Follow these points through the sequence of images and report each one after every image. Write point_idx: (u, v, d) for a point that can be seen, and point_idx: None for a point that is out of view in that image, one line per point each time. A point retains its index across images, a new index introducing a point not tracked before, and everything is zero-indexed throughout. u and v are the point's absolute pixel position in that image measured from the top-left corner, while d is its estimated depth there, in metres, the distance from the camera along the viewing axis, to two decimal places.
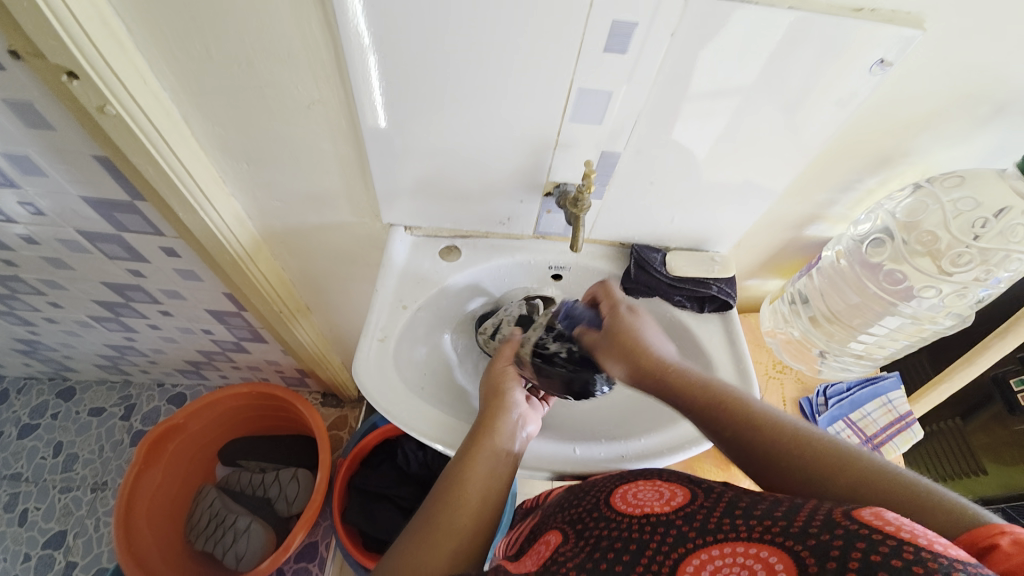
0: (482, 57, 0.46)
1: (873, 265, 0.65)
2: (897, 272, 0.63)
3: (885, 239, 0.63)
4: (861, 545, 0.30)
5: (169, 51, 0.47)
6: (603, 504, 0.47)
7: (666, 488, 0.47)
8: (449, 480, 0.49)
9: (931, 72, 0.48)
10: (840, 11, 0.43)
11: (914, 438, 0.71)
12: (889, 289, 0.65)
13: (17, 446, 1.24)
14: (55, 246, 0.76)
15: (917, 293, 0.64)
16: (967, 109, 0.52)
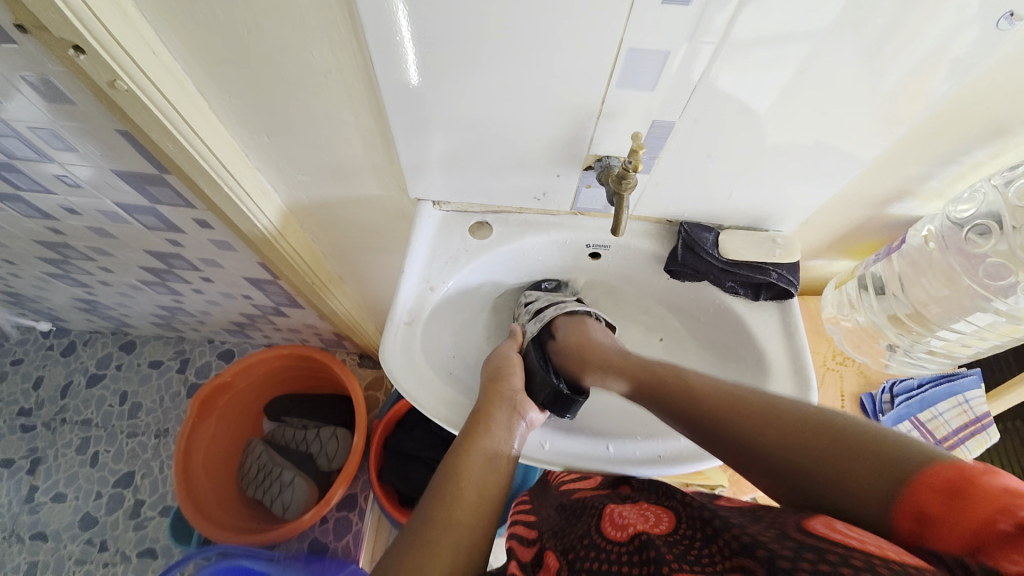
0: (515, 11, 0.39)
1: (973, 255, 0.55)
2: (1002, 266, 0.54)
3: (993, 227, 0.53)
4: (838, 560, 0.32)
5: (176, 19, 0.43)
6: (594, 530, 0.46)
7: (653, 513, 0.46)
8: (455, 453, 0.49)
9: None
10: None
11: (989, 442, 0.64)
12: (986, 283, 0.56)
13: (87, 394, 1.35)
14: (96, 217, 0.77)
15: (1020, 290, 0.55)
16: None
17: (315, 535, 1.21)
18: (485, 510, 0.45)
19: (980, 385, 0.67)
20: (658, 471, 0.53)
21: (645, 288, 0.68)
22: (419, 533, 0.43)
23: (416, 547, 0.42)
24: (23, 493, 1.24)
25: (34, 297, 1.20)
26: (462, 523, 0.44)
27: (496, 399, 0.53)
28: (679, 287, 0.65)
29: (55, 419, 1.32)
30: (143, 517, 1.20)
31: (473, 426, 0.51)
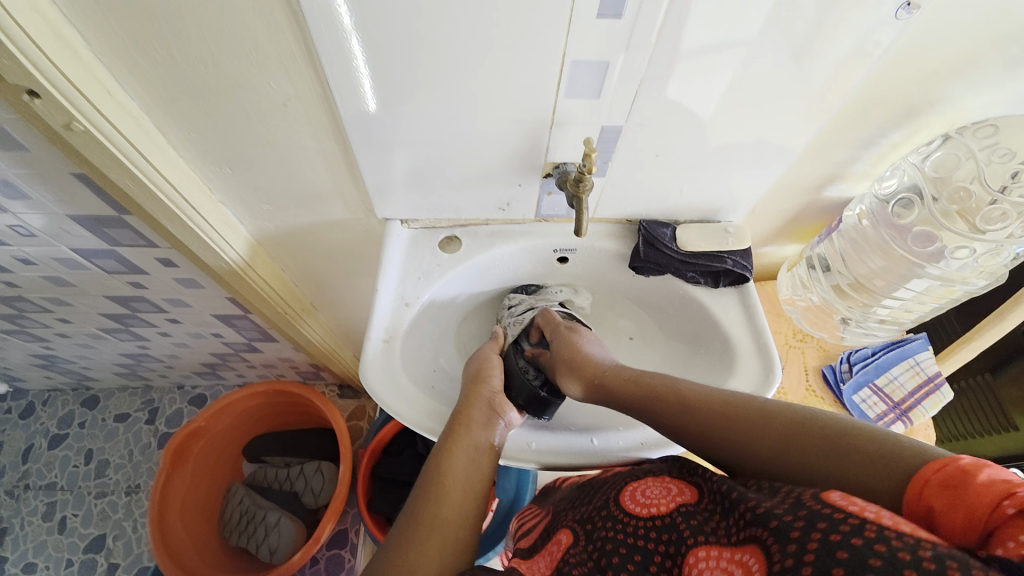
0: (464, 32, 0.42)
1: (901, 226, 0.60)
2: (928, 233, 0.59)
3: (914, 199, 0.58)
4: (822, 526, 0.33)
5: (130, 58, 0.43)
6: (614, 503, 0.48)
7: (674, 485, 0.47)
8: (439, 452, 0.49)
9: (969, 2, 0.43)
10: None
11: (944, 401, 0.69)
12: (917, 250, 0.60)
13: (49, 456, 1.28)
14: (52, 265, 0.75)
15: (948, 254, 0.59)
16: (1001, 52, 0.47)
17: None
18: (470, 504, 0.46)
19: (928, 347, 0.72)
20: (642, 457, 0.54)
21: (614, 286, 0.71)
22: (407, 533, 0.43)
23: (406, 547, 0.42)
24: None
25: None
26: (448, 520, 0.45)
27: (473, 400, 0.54)
28: (645, 282, 0.68)
29: (16, 486, 1.24)
30: None
31: (453, 425, 0.51)
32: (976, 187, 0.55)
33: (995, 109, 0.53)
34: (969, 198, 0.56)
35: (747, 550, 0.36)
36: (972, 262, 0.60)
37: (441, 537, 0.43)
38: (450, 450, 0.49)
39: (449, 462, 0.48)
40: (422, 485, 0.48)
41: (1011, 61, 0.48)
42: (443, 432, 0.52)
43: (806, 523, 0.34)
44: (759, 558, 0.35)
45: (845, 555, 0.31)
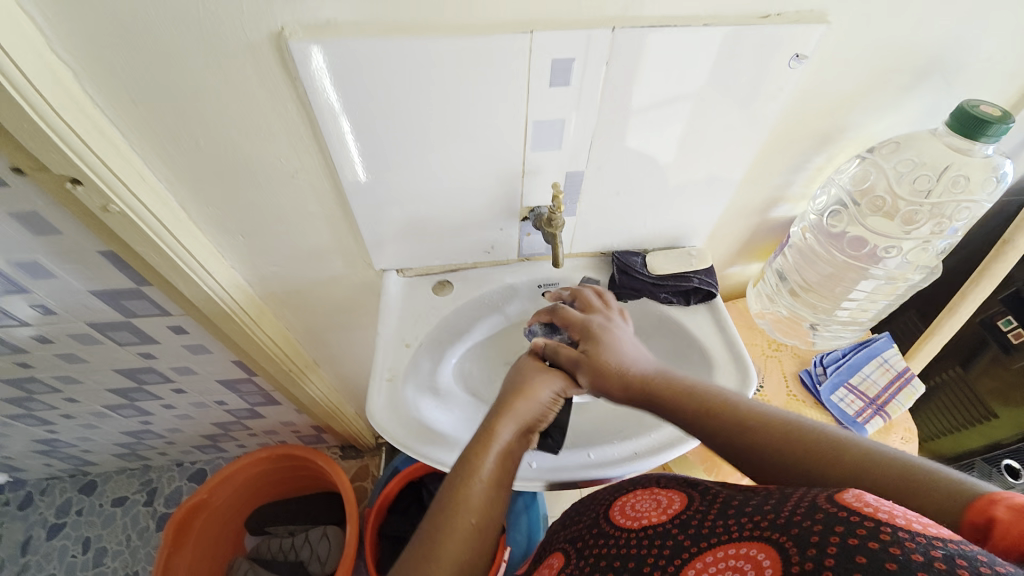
0: (440, 107, 0.50)
1: (836, 233, 0.69)
2: (858, 237, 0.68)
3: (841, 209, 0.67)
4: (840, 530, 0.32)
5: (163, 148, 0.51)
6: (604, 520, 0.50)
7: (664, 496, 0.49)
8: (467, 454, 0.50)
9: (854, 47, 0.50)
10: (749, 18, 0.47)
11: (917, 393, 0.73)
12: (854, 254, 0.69)
13: (48, 547, 1.23)
14: (67, 342, 0.79)
15: (881, 254, 0.68)
16: (893, 82, 0.55)
17: None
18: (486, 506, 0.48)
19: (893, 345, 0.78)
20: (636, 466, 0.59)
21: None
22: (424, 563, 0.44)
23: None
24: None
25: None
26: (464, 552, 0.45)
27: (503, 414, 0.54)
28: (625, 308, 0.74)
29: None
30: None
31: (482, 430, 0.52)
32: (890, 196, 0.64)
33: (898, 131, 0.61)
34: (885, 205, 0.64)
35: (761, 548, 0.35)
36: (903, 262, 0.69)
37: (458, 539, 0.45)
38: (471, 481, 0.48)
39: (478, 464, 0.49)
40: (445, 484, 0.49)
41: (897, 93, 0.56)
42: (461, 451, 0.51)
43: (821, 524, 0.33)
44: (773, 556, 0.34)
45: (864, 561, 0.30)
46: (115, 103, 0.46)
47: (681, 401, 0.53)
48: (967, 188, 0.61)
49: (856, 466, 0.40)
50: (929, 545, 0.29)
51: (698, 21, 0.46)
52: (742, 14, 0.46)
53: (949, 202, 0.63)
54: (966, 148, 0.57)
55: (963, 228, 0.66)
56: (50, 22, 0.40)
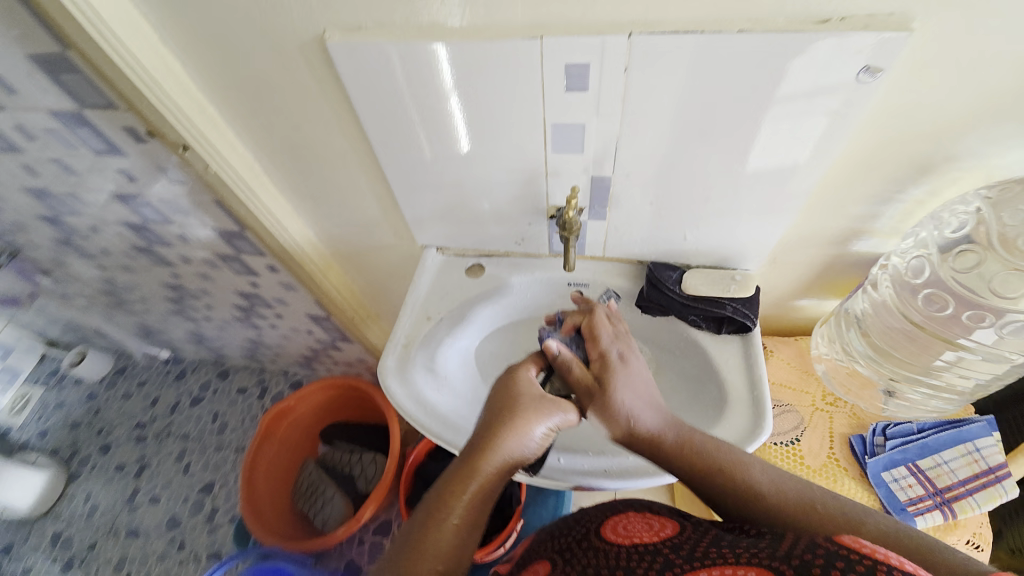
0: (465, 102, 0.51)
1: (912, 289, 0.58)
2: (938, 298, 0.57)
3: (926, 259, 0.56)
4: (839, 561, 0.34)
5: (248, 128, 0.62)
6: (594, 534, 0.49)
7: (657, 522, 0.49)
8: (460, 469, 0.49)
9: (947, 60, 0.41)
10: (800, 23, 0.40)
11: (1005, 498, 0.59)
12: (933, 316, 0.58)
13: (189, 413, 1.58)
14: (200, 263, 1.00)
15: (967, 321, 0.56)
16: (1012, 115, 0.44)
17: (353, 558, 1.21)
18: (472, 529, 0.46)
19: (992, 433, 0.63)
20: (602, 482, 0.59)
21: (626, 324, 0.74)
22: None
23: None
24: (125, 495, 1.42)
25: (159, 330, 1.49)
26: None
27: (486, 437, 0.52)
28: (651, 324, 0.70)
29: (163, 432, 1.54)
30: (216, 522, 1.35)
31: (473, 450, 0.51)
32: (983, 251, 0.53)
33: None
34: (978, 261, 0.53)
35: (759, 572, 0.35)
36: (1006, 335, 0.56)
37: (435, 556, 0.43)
38: (441, 510, 0.46)
39: (462, 488, 0.48)
40: (433, 495, 0.48)
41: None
42: (443, 475, 0.50)
43: (825, 560, 0.34)
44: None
45: None
46: (208, 89, 0.58)
47: (687, 457, 0.51)
48: None
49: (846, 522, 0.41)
50: None
51: (732, 29, 0.41)
52: (793, 18, 0.40)
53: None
54: None
55: None
56: (160, 24, 0.52)
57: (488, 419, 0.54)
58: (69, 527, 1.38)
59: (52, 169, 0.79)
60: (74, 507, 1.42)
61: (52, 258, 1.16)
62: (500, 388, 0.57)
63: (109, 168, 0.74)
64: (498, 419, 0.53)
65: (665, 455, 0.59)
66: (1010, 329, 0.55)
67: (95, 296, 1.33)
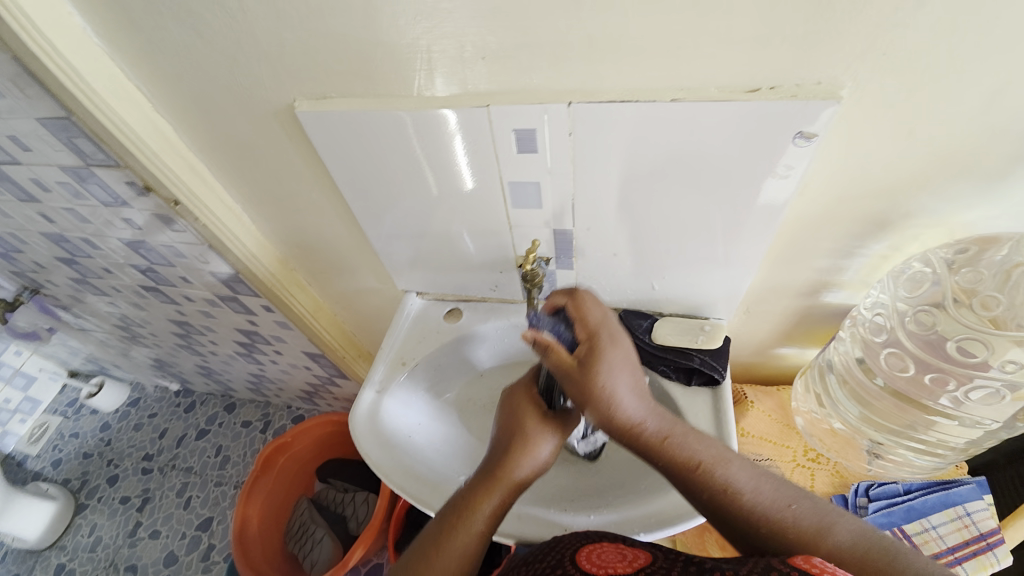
0: (433, 158, 0.54)
1: (874, 344, 0.58)
2: (900, 358, 0.56)
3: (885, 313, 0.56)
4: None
5: (235, 181, 0.67)
6: (569, 562, 0.44)
7: (629, 551, 0.46)
8: (474, 488, 0.51)
9: (880, 124, 0.42)
10: (730, 92, 0.42)
11: (994, 567, 0.57)
12: (897, 374, 0.57)
13: (194, 445, 1.59)
14: (202, 302, 1.05)
15: (931, 382, 0.55)
16: (966, 167, 0.43)
17: None
18: (477, 550, 0.48)
19: (982, 496, 0.60)
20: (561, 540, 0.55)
21: None
22: None
23: None
24: (127, 528, 1.44)
25: (168, 363, 1.53)
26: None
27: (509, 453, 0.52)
28: None
29: (167, 464, 1.56)
30: (211, 560, 1.35)
31: (481, 479, 0.52)
32: (937, 313, 0.53)
33: (992, 223, 0.47)
34: (935, 320, 0.53)
35: None
36: (974, 402, 0.54)
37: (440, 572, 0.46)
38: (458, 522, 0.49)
39: (473, 509, 0.49)
40: (444, 511, 0.50)
41: (980, 176, 0.44)
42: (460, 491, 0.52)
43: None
44: None
45: None
46: (196, 146, 0.64)
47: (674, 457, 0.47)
48: None
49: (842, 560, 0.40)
50: None
51: (665, 97, 0.43)
52: (725, 87, 0.42)
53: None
54: None
55: None
56: (152, 92, 0.58)
57: (503, 444, 0.54)
58: (72, 560, 1.40)
59: (69, 217, 0.85)
60: (79, 538, 1.44)
61: (72, 295, 1.23)
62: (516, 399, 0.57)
63: (115, 217, 0.80)
64: (514, 446, 0.53)
65: (629, 511, 0.56)
66: (976, 395, 0.54)
67: (110, 330, 1.39)
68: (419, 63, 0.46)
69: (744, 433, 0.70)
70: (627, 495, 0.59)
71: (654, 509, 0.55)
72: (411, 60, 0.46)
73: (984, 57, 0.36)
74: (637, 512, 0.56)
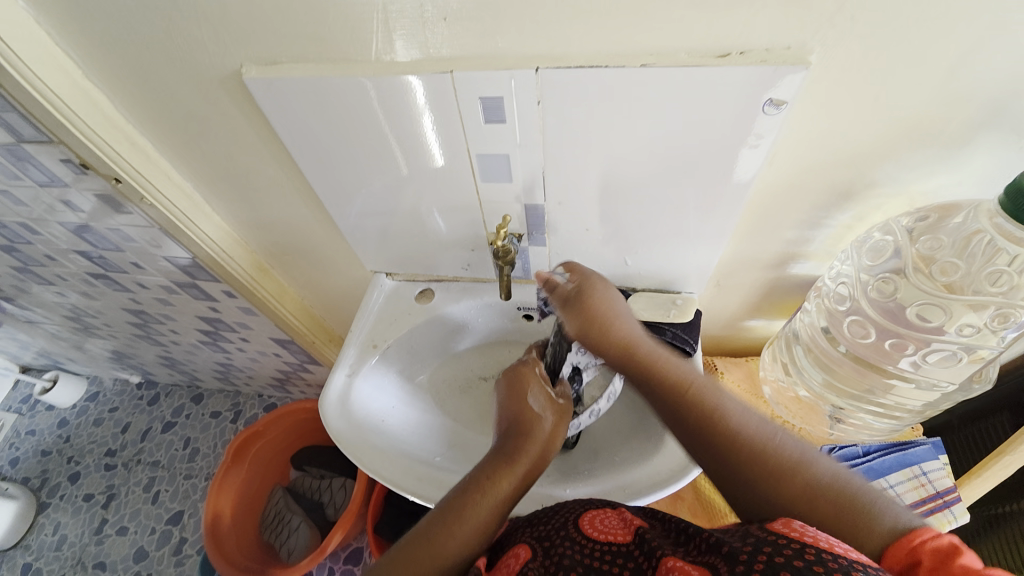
0: (397, 129, 0.51)
1: (837, 314, 0.60)
2: (862, 325, 0.57)
3: (850, 283, 0.57)
4: (769, 550, 0.34)
5: (184, 157, 0.62)
6: (571, 526, 0.45)
7: (630, 517, 0.46)
8: (493, 466, 0.51)
9: (848, 90, 0.41)
10: (700, 58, 0.41)
11: (952, 524, 0.60)
12: (859, 341, 0.59)
13: (160, 438, 1.53)
14: (158, 289, 0.99)
15: (890, 348, 0.57)
16: (929, 135, 0.44)
17: None
18: (495, 522, 0.48)
19: (937, 455, 0.64)
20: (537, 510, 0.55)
21: None
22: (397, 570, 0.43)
23: None
24: (93, 526, 1.39)
25: (127, 354, 1.46)
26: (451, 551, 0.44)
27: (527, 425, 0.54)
28: None
29: (132, 459, 1.50)
30: (185, 554, 1.32)
31: (500, 451, 0.52)
32: (899, 279, 0.54)
33: (951, 191, 0.48)
34: (895, 287, 0.54)
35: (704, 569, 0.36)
36: (931, 364, 0.56)
37: (463, 529, 0.46)
38: (479, 487, 0.49)
39: (496, 484, 0.49)
40: (465, 484, 0.50)
41: (942, 144, 0.44)
42: (482, 462, 0.52)
43: (754, 548, 0.34)
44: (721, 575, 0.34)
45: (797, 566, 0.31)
46: (137, 120, 0.59)
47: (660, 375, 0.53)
48: (1005, 286, 0.49)
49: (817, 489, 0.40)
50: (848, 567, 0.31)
51: (635, 62, 0.42)
52: (695, 52, 0.41)
53: (988, 300, 0.50)
54: (1017, 237, 0.45)
55: (1014, 337, 0.53)
56: (81, 57, 0.52)
57: (520, 416, 0.55)
58: (38, 560, 1.34)
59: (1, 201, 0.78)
60: (42, 538, 1.38)
61: (14, 286, 1.15)
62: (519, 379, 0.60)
63: (55, 201, 0.74)
64: (529, 421, 0.55)
65: (604, 483, 0.57)
66: (933, 357, 0.56)
67: (59, 322, 1.31)
68: (377, 22, 0.43)
69: None
70: (602, 468, 0.60)
71: (629, 481, 0.56)
72: (367, 20, 0.43)
73: (954, 17, 0.36)
74: (612, 484, 0.57)
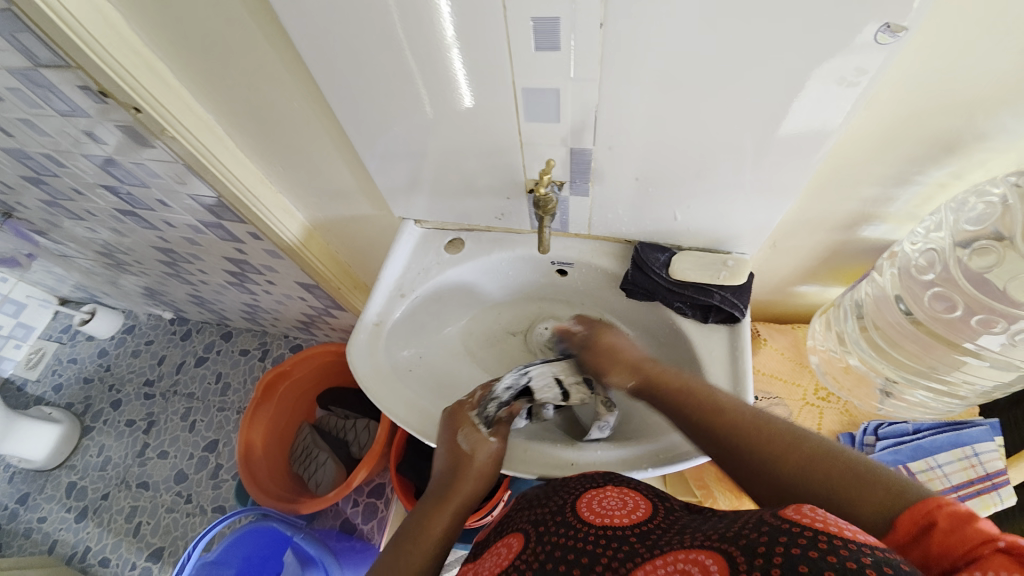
0: (433, 56, 0.46)
1: (921, 282, 0.54)
2: (947, 297, 0.53)
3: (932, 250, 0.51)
4: (783, 540, 0.32)
5: (203, 85, 0.58)
6: (569, 510, 0.45)
7: (632, 497, 0.45)
8: (425, 512, 0.52)
9: (976, 16, 0.34)
10: None
11: (998, 506, 0.58)
12: (940, 315, 0.54)
13: (193, 372, 1.60)
14: (185, 228, 0.98)
15: (978, 323, 0.52)
16: None
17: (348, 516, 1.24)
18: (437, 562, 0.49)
19: (993, 437, 0.60)
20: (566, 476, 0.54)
21: (613, 305, 0.70)
22: None
23: None
24: (135, 449, 1.48)
25: (159, 291, 1.49)
26: None
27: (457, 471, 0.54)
28: (638, 307, 0.66)
29: (169, 390, 1.57)
30: (221, 479, 1.40)
31: (436, 502, 0.52)
32: (1005, 249, 0.48)
33: None
34: (995, 254, 0.48)
35: (708, 554, 0.35)
36: (1016, 342, 0.52)
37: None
38: (414, 541, 0.49)
39: (427, 529, 0.50)
40: (398, 537, 0.50)
41: None
42: (419, 510, 0.52)
43: (768, 537, 0.32)
44: (721, 562, 0.33)
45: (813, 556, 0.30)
46: (153, 40, 0.54)
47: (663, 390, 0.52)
48: None
49: (815, 459, 0.39)
50: (863, 552, 0.29)
51: None
52: None
53: None
54: None
55: None
56: None
57: (453, 460, 0.54)
58: (84, 478, 1.45)
59: (23, 129, 0.76)
60: (88, 459, 1.48)
61: (46, 219, 1.16)
62: (449, 420, 0.57)
63: (78, 132, 0.71)
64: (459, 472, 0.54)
65: (634, 447, 0.55)
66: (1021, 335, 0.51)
67: (92, 257, 1.33)
68: None
69: (756, 370, 0.69)
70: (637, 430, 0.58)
71: (664, 445, 0.54)
72: None
73: None
74: (645, 448, 0.55)
